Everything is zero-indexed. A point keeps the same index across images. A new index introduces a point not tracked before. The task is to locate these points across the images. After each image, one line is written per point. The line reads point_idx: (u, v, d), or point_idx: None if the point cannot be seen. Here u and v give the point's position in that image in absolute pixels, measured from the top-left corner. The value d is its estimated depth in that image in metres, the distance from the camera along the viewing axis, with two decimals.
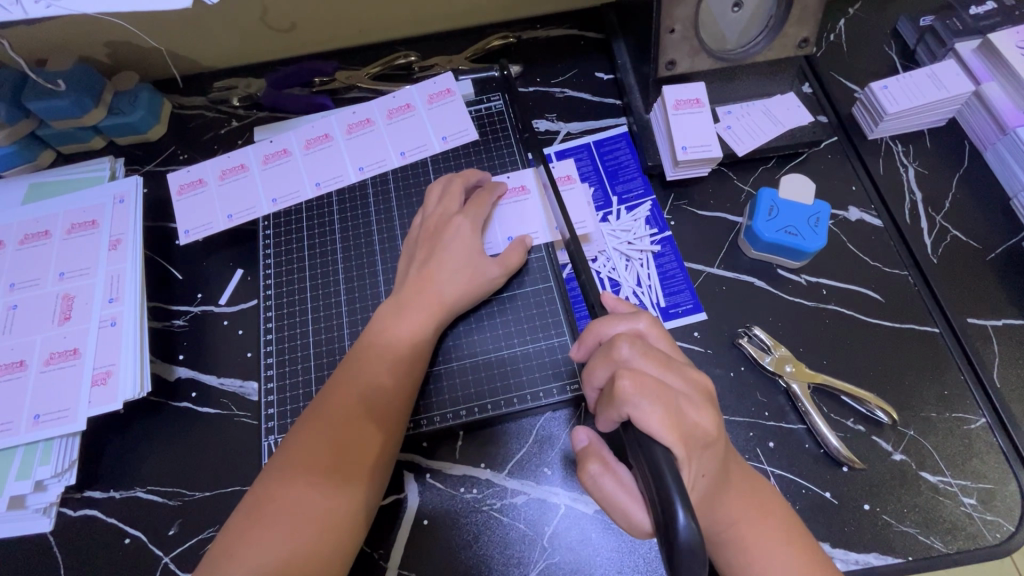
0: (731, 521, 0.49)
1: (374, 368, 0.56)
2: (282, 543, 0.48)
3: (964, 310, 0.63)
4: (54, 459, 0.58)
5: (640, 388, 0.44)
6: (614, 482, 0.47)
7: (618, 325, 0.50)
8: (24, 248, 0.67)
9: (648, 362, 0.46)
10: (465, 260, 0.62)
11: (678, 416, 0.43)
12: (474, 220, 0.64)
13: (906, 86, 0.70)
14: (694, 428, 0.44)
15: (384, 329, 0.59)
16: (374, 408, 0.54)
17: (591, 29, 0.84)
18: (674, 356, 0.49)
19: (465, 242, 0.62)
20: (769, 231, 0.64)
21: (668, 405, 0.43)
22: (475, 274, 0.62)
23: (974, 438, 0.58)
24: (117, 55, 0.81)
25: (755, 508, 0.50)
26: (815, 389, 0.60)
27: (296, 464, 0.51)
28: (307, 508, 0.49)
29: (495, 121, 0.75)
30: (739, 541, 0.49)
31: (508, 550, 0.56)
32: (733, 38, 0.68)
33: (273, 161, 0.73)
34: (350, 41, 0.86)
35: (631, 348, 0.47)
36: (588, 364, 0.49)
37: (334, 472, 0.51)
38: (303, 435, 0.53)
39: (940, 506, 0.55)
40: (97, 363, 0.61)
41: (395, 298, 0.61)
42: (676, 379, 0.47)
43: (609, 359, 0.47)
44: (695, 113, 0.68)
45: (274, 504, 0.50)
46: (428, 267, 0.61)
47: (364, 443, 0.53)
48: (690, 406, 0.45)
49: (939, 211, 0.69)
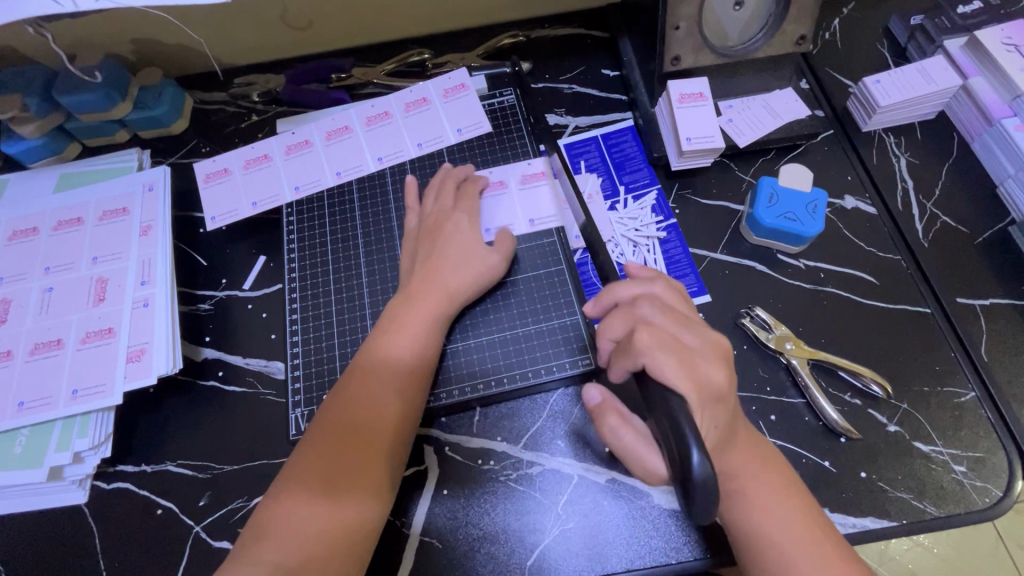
0: (735, 473, 0.53)
1: (379, 377, 0.58)
2: (297, 553, 0.49)
3: (954, 291, 0.67)
4: (91, 433, 0.61)
5: (656, 340, 0.49)
6: (631, 432, 0.51)
7: (634, 287, 0.56)
8: (58, 233, 0.70)
9: (666, 322, 0.51)
10: (465, 253, 0.66)
11: (692, 369, 0.48)
12: (469, 214, 0.68)
13: (897, 81, 0.74)
14: (706, 380, 0.48)
15: (388, 335, 0.61)
16: (380, 419, 0.56)
17: (597, 28, 0.87)
18: (689, 315, 0.54)
19: (462, 248, 0.66)
20: (769, 217, 0.68)
21: (683, 359, 0.48)
22: (476, 262, 0.65)
23: (964, 410, 0.61)
24: (142, 52, 0.84)
25: (758, 463, 0.54)
26: (814, 366, 0.64)
27: (307, 477, 0.53)
28: (317, 522, 0.51)
29: (507, 114, 0.79)
30: (745, 493, 0.52)
31: (524, 518, 0.59)
32: (734, 35, 0.72)
33: (295, 152, 0.77)
34: (365, 40, 0.89)
35: (651, 309, 0.52)
36: (606, 321, 0.55)
37: (343, 483, 0.53)
38: (312, 449, 0.54)
39: (933, 473, 0.58)
40: (131, 341, 0.63)
41: (401, 307, 0.62)
42: (691, 337, 0.51)
43: (628, 318, 0.53)
44: (699, 106, 0.71)
45: (283, 520, 0.51)
46: (430, 261, 0.65)
47: (371, 453, 0.54)
48: (702, 360, 0.49)
49: (930, 199, 0.72)
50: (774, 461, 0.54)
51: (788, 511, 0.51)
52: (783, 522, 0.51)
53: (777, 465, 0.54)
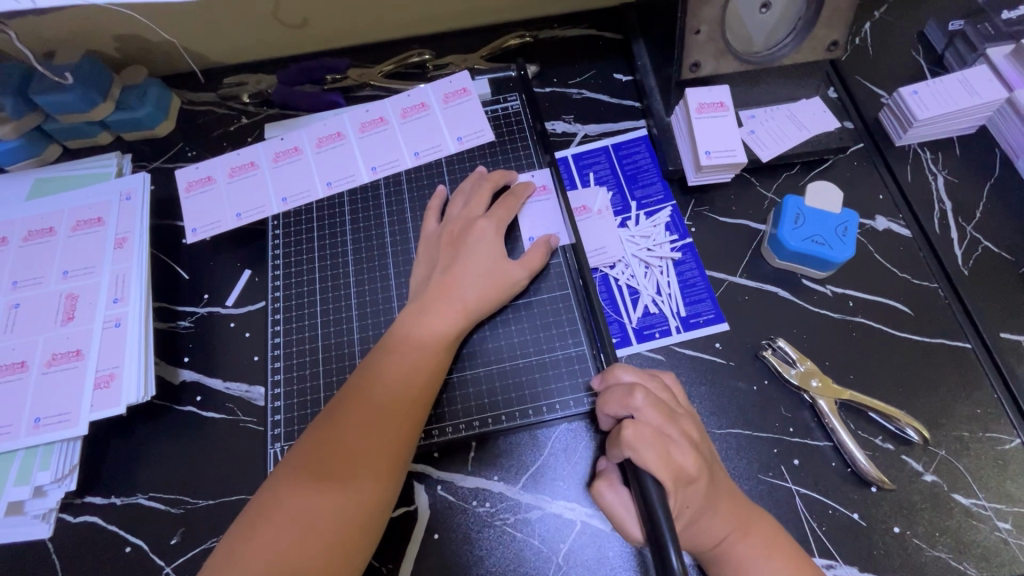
0: (719, 538, 0.49)
1: (391, 375, 0.55)
2: (284, 551, 0.46)
3: (997, 325, 0.61)
4: (54, 465, 0.56)
5: (640, 437, 0.48)
6: (617, 498, 0.52)
7: (634, 373, 0.54)
8: (28, 245, 0.65)
9: (654, 416, 0.50)
10: (485, 265, 0.61)
11: (669, 463, 0.47)
12: (497, 223, 0.63)
13: (936, 92, 0.68)
14: (682, 474, 0.47)
15: (409, 327, 0.58)
16: (388, 417, 0.52)
17: (610, 30, 0.82)
18: (679, 408, 0.52)
19: (487, 246, 0.62)
20: (794, 239, 0.62)
21: (661, 453, 0.47)
22: (498, 277, 0.61)
23: (1008, 459, 0.55)
24: (126, 49, 0.79)
25: (744, 523, 0.49)
26: (843, 405, 0.58)
27: (310, 466, 0.50)
28: (311, 518, 0.47)
29: (512, 122, 0.73)
30: (729, 555, 0.49)
31: (520, 567, 0.54)
32: (760, 40, 0.66)
33: (284, 159, 0.72)
34: (363, 38, 0.84)
35: (644, 401, 0.50)
36: (604, 397, 0.53)
37: (346, 478, 0.49)
38: (315, 439, 0.51)
39: (974, 530, 0.53)
40: (100, 365, 0.59)
41: (419, 299, 0.60)
42: (676, 430, 0.49)
43: (622, 402, 0.51)
44: (719, 116, 0.66)
45: (277, 509, 0.48)
46: (448, 273, 0.60)
47: (374, 450, 0.51)
48: (679, 451, 0.48)
49: (970, 222, 0.66)
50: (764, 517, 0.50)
51: (781, 574, 0.48)
52: None
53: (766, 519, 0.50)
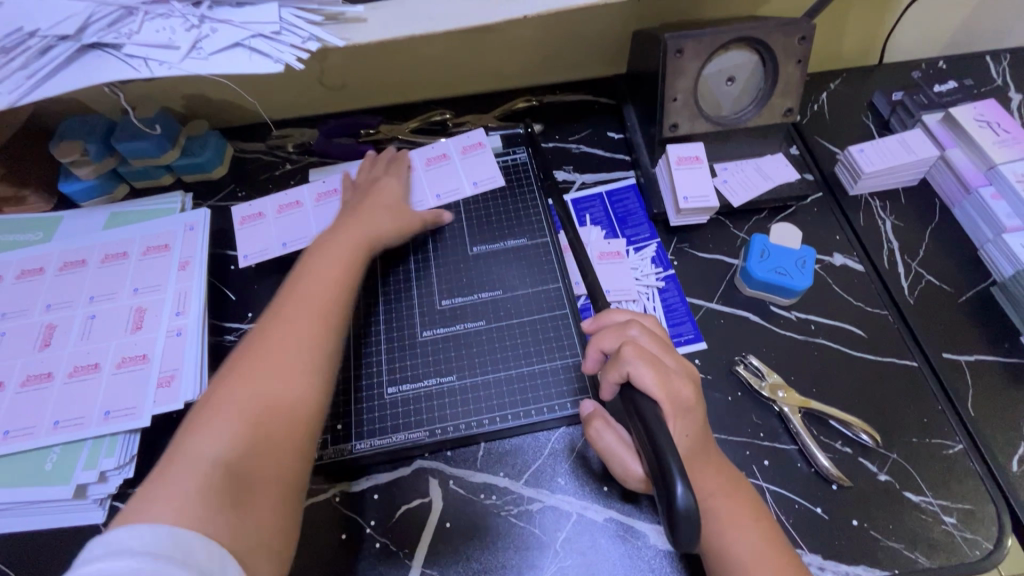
0: (710, 492, 0.55)
1: (301, 306, 0.60)
2: (237, 441, 0.50)
3: (940, 346, 0.70)
4: (117, 453, 0.64)
5: (637, 354, 0.56)
6: (614, 437, 0.59)
7: (626, 314, 0.64)
8: (105, 266, 0.77)
9: (651, 345, 0.58)
10: (382, 207, 0.75)
11: (666, 381, 0.55)
12: (398, 177, 0.80)
13: (879, 150, 0.81)
14: (678, 396, 0.55)
15: (312, 278, 0.64)
16: (315, 312, 0.60)
17: (604, 95, 0.96)
18: (670, 344, 0.61)
19: (388, 194, 0.77)
20: (761, 270, 0.72)
21: (658, 371, 0.55)
22: (400, 216, 0.76)
23: (953, 461, 0.63)
24: (192, 106, 0.94)
25: (730, 488, 0.56)
26: (806, 414, 0.66)
27: (246, 371, 0.55)
28: (257, 411, 0.52)
29: (520, 171, 0.86)
30: (718, 513, 0.54)
31: (523, 553, 0.61)
32: (727, 106, 0.79)
33: (324, 199, 0.83)
34: (394, 100, 0.98)
35: (640, 335, 0.59)
36: (599, 333, 0.61)
37: (282, 370, 0.55)
38: (229, 389, 0.54)
39: (923, 524, 0.60)
40: (162, 367, 0.68)
41: (331, 252, 0.68)
42: (671, 359, 0.58)
43: (620, 333, 0.60)
44: (695, 168, 0.78)
45: (221, 414, 0.52)
46: (354, 215, 0.73)
47: (286, 383, 0.55)
48: (676, 377, 0.56)
49: (915, 259, 0.77)
50: (744, 490, 0.57)
51: (755, 533, 0.54)
52: (753, 547, 0.53)
53: (746, 489, 0.57)
